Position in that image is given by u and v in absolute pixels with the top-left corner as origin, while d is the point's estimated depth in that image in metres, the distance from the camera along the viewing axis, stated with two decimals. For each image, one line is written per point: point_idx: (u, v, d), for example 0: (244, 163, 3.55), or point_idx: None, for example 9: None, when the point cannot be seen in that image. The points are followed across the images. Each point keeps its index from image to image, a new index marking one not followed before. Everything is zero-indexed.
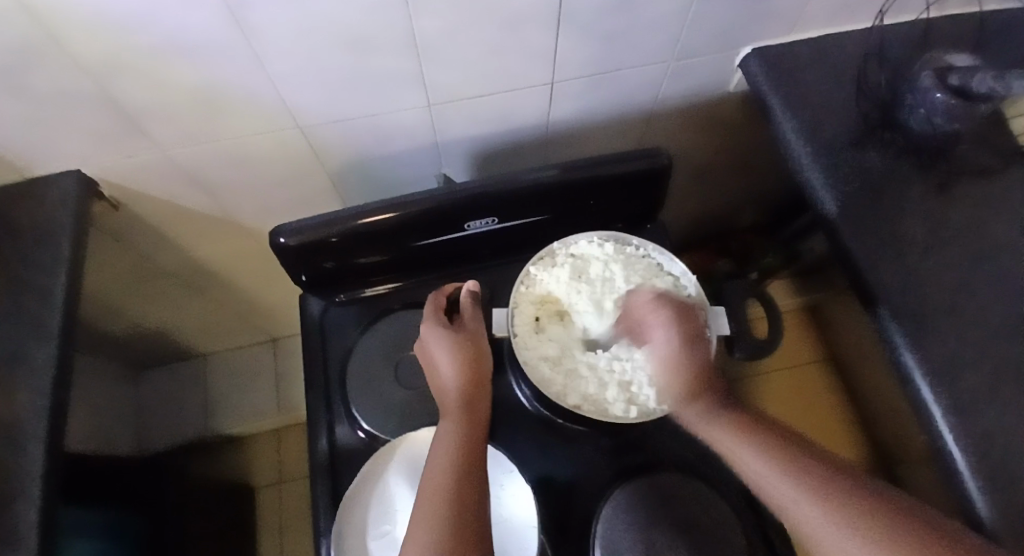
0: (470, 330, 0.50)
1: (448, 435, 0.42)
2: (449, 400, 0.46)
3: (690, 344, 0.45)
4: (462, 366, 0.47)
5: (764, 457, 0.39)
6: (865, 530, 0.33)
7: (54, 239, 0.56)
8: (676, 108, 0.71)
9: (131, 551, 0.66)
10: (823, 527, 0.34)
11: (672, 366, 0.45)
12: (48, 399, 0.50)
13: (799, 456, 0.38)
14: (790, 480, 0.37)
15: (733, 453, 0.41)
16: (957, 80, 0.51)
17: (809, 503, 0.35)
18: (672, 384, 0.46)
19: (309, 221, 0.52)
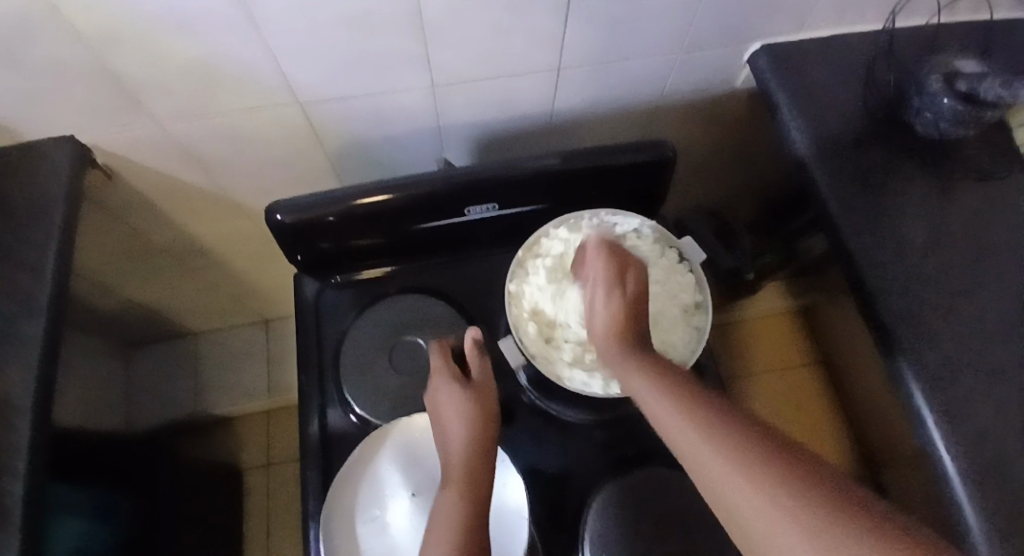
0: (480, 386, 0.49)
1: (449, 507, 0.40)
2: (451, 460, 0.43)
3: (614, 286, 0.47)
4: (472, 429, 0.45)
5: (672, 401, 0.37)
6: (771, 490, 0.28)
7: (46, 210, 0.55)
8: (681, 101, 0.71)
9: (116, 527, 0.65)
10: (737, 490, 0.29)
11: (612, 313, 0.46)
12: (34, 372, 0.49)
13: (724, 420, 0.34)
14: (713, 443, 0.32)
15: (650, 402, 0.38)
16: (964, 87, 0.53)
17: (713, 456, 0.31)
18: (606, 326, 0.46)
19: (307, 200, 0.51)
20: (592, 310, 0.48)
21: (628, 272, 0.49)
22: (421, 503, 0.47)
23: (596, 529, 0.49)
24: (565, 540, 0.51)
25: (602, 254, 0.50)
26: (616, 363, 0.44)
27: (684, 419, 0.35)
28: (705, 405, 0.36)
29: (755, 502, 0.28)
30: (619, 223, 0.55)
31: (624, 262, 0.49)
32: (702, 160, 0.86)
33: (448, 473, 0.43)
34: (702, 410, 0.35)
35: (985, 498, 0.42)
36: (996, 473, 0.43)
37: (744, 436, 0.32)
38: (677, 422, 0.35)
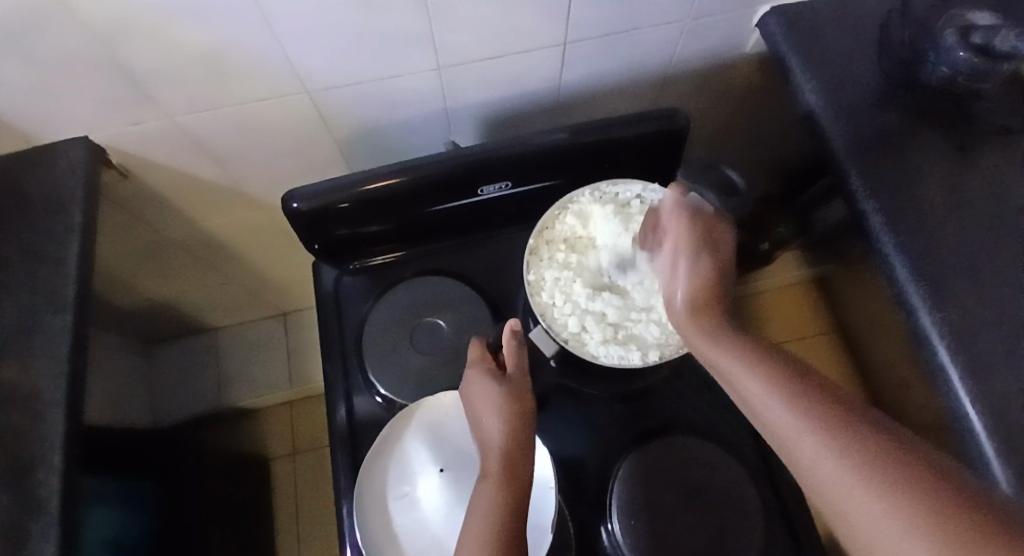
0: (517, 376, 0.47)
1: (487, 500, 0.39)
2: (490, 459, 0.42)
3: (703, 249, 0.41)
4: (508, 420, 0.44)
5: (760, 376, 0.34)
6: (882, 489, 0.26)
7: (66, 209, 0.56)
8: (690, 70, 0.70)
9: (149, 518, 0.67)
10: (841, 483, 0.28)
11: (693, 281, 0.41)
12: (66, 366, 0.50)
13: (820, 400, 0.31)
14: (813, 432, 0.30)
15: (737, 375, 0.36)
16: (980, 39, 0.51)
17: (824, 449, 0.29)
18: (689, 297, 0.40)
19: (322, 186, 0.51)
20: (674, 280, 0.42)
21: (717, 239, 0.42)
22: (450, 478, 0.48)
23: (622, 497, 0.50)
24: (591, 510, 0.52)
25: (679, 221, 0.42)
26: (697, 342, 0.39)
27: (777, 397, 0.33)
28: (796, 377, 0.33)
29: (869, 500, 0.26)
30: (621, 192, 0.54)
31: (710, 229, 0.42)
32: (713, 131, 0.85)
33: (484, 463, 0.42)
34: (800, 387, 0.32)
35: (1012, 454, 0.42)
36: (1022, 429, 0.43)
37: (841, 423, 0.30)
38: (772, 402, 0.33)
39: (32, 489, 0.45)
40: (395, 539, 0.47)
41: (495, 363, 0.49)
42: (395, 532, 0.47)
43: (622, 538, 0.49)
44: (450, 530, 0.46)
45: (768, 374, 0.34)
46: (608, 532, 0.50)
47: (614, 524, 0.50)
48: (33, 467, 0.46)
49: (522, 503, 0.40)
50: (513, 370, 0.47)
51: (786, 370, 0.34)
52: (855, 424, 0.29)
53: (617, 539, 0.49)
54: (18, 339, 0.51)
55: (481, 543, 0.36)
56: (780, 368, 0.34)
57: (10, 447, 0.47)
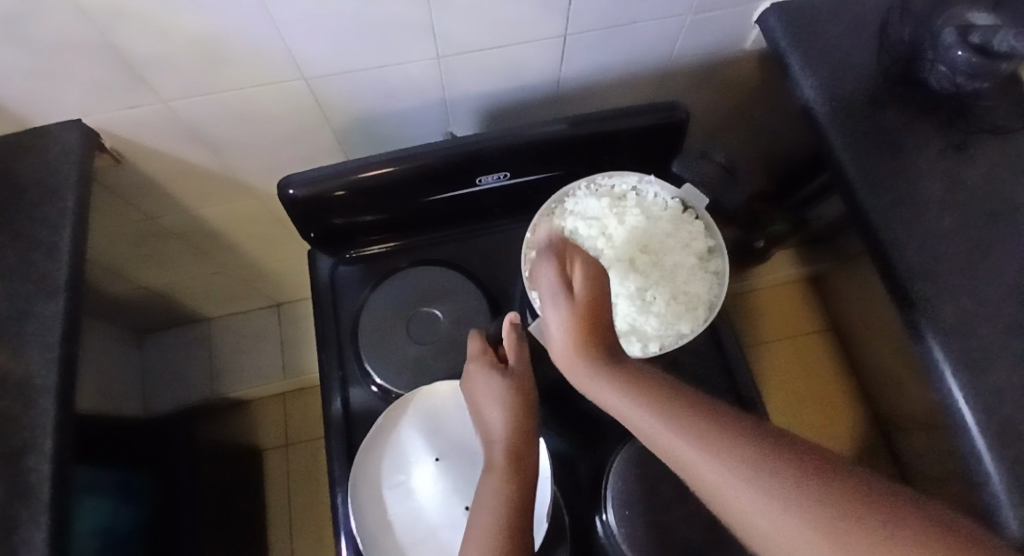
0: (518, 369, 0.47)
1: (491, 496, 0.39)
2: (495, 455, 0.42)
3: (562, 290, 0.41)
4: (513, 415, 0.44)
5: (661, 417, 0.33)
6: (793, 503, 0.26)
7: (59, 194, 0.56)
8: (690, 65, 0.70)
9: (141, 509, 0.66)
10: (777, 517, 0.26)
11: (569, 323, 0.40)
12: (58, 352, 0.50)
13: (717, 427, 0.31)
14: (723, 465, 0.29)
15: (624, 411, 0.35)
16: (978, 38, 0.51)
17: (719, 467, 0.29)
18: (564, 342, 0.40)
19: (320, 172, 0.51)
20: (548, 325, 0.42)
21: (575, 257, 0.43)
22: (445, 467, 0.48)
23: (616, 489, 0.50)
24: (586, 502, 0.52)
25: (548, 263, 0.43)
26: (581, 375, 0.39)
27: (687, 437, 0.31)
28: (688, 413, 0.33)
29: (801, 525, 0.25)
30: (617, 184, 0.55)
31: (565, 252, 0.44)
32: (712, 126, 0.85)
33: (487, 458, 0.42)
34: (696, 423, 0.32)
35: (1003, 449, 0.42)
36: (1014, 425, 0.43)
37: (745, 448, 0.29)
38: (685, 443, 0.31)
39: (22, 475, 0.45)
40: (390, 529, 0.47)
41: (497, 358, 0.49)
42: (390, 521, 0.47)
43: (617, 530, 0.49)
44: (446, 519, 0.46)
45: (671, 415, 0.33)
46: (602, 525, 0.50)
47: (609, 514, 0.50)
48: (22, 454, 0.46)
49: (526, 496, 0.40)
50: (516, 365, 0.47)
51: (682, 405, 0.33)
52: (744, 444, 0.30)
53: (612, 532, 0.49)
54: (9, 324, 0.51)
55: (487, 540, 0.37)
56: (675, 406, 0.33)
57: (0, 434, 0.47)
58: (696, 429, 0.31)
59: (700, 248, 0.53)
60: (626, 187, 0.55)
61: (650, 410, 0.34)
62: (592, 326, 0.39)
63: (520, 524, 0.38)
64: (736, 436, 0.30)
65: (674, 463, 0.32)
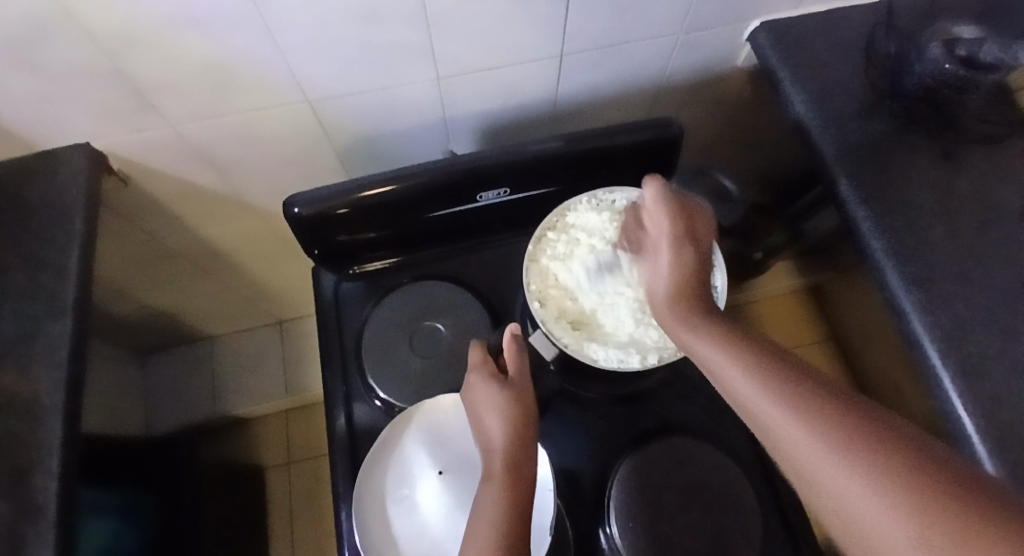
0: (518, 380, 0.47)
1: (492, 503, 0.40)
2: (493, 462, 0.42)
3: (683, 239, 0.43)
4: (512, 423, 0.44)
5: (751, 372, 0.33)
6: (883, 478, 0.24)
7: (68, 215, 0.57)
8: (684, 82, 0.71)
9: (144, 530, 0.66)
10: (840, 474, 0.26)
11: (675, 276, 0.42)
12: (65, 371, 0.50)
13: (846, 410, 0.28)
14: (821, 437, 0.27)
15: (719, 365, 0.36)
16: (964, 51, 0.57)
17: (792, 423, 0.29)
18: (668, 290, 0.42)
19: (323, 191, 0.52)
20: (655, 274, 0.44)
21: (697, 223, 0.45)
22: (449, 480, 0.48)
23: (620, 501, 0.50)
24: (589, 514, 0.52)
25: (664, 206, 0.44)
26: (669, 322, 0.42)
27: (765, 393, 0.31)
28: (789, 376, 0.31)
29: (867, 487, 0.24)
30: (618, 199, 0.56)
31: (691, 214, 0.45)
32: (708, 141, 0.87)
33: (486, 466, 0.43)
34: (794, 387, 0.30)
35: (1003, 454, 0.43)
36: (1012, 430, 0.44)
37: (805, 394, 0.30)
38: (763, 398, 0.31)
39: (29, 494, 0.45)
40: (395, 543, 0.47)
41: (497, 368, 0.49)
42: (395, 536, 0.47)
43: (620, 542, 0.49)
44: (451, 534, 0.46)
45: (757, 368, 0.33)
46: (606, 537, 0.50)
47: (613, 527, 0.50)
48: (30, 472, 0.46)
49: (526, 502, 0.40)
50: (515, 374, 0.47)
51: (767, 358, 0.33)
52: (854, 412, 0.28)
53: (616, 543, 0.49)
54: (17, 343, 0.51)
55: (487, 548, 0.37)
56: (763, 359, 0.33)
57: (8, 453, 0.47)
58: (794, 393, 0.30)
59: (697, 262, 0.54)
60: (626, 202, 0.55)
61: (744, 366, 0.33)
62: (690, 288, 0.42)
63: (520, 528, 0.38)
64: (793, 382, 0.31)
65: (746, 411, 0.33)
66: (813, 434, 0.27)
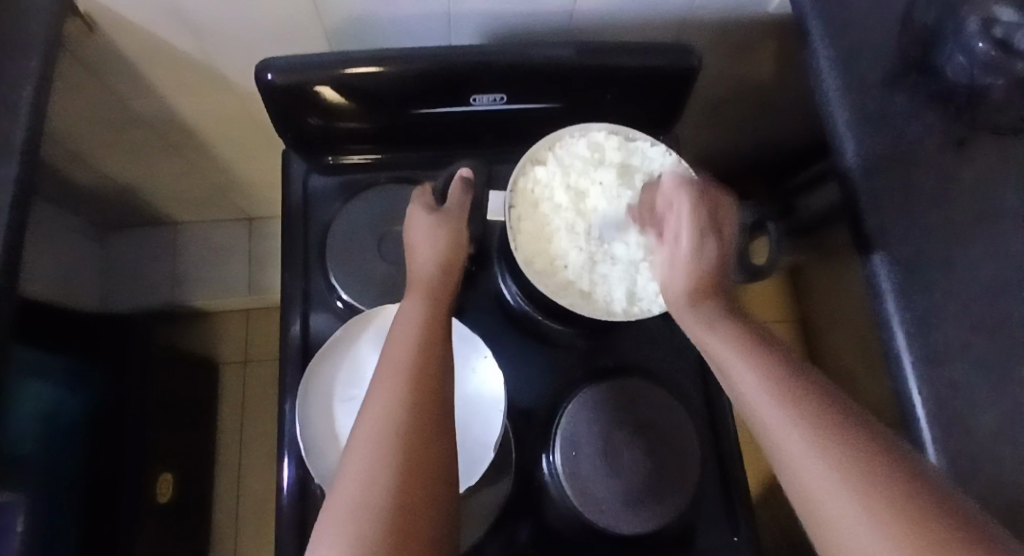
0: (454, 214, 0.46)
1: (374, 415, 0.29)
2: (424, 289, 0.40)
3: (709, 232, 0.38)
4: (759, 361, 0.32)
5: (770, 381, 0.30)
6: (856, 471, 0.24)
7: (23, 51, 0.51)
8: (710, 18, 0.66)
9: (89, 398, 0.65)
10: (773, 422, 0.28)
11: (693, 268, 0.38)
12: (4, 217, 0.46)
13: (841, 419, 0.27)
14: (803, 430, 0.27)
15: (710, 347, 0.35)
16: (1000, 33, 0.49)
17: (767, 402, 0.29)
18: (687, 281, 0.38)
19: (302, 59, 0.47)
20: (671, 264, 0.39)
21: (720, 216, 0.39)
22: None
23: (567, 430, 0.50)
24: (536, 439, 0.53)
25: (689, 199, 0.39)
26: (690, 321, 0.37)
27: (766, 397, 0.29)
28: (787, 372, 0.30)
29: (827, 471, 0.25)
30: (537, 270, 0.49)
31: (716, 203, 0.40)
32: (720, 95, 0.83)
33: (412, 288, 0.40)
34: (783, 374, 0.30)
35: (945, 438, 0.44)
36: (958, 416, 0.45)
37: (820, 403, 0.28)
38: (742, 372, 0.32)
39: None
40: (336, 439, 0.45)
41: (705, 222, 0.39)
42: (337, 432, 0.46)
43: (561, 468, 0.49)
44: None
45: (758, 360, 0.32)
46: (548, 462, 0.50)
47: (555, 454, 0.50)
48: None
49: (438, 436, 0.29)
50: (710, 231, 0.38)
51: (780, 357, 0.32)
52: (820, 397, 0.28)
53: (556, 468, 0.49)
54: None
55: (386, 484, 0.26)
56: (781, 363, 0.31)
57: None
58: (771, 380, 0.30)
59: (592, 167, 0.52)
60: (534, 262, 0.49)
61: (760, 375, 0.31)
62: (710, 282, 0.37)
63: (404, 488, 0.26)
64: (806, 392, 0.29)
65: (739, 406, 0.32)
66: (801, 433, 0.27)
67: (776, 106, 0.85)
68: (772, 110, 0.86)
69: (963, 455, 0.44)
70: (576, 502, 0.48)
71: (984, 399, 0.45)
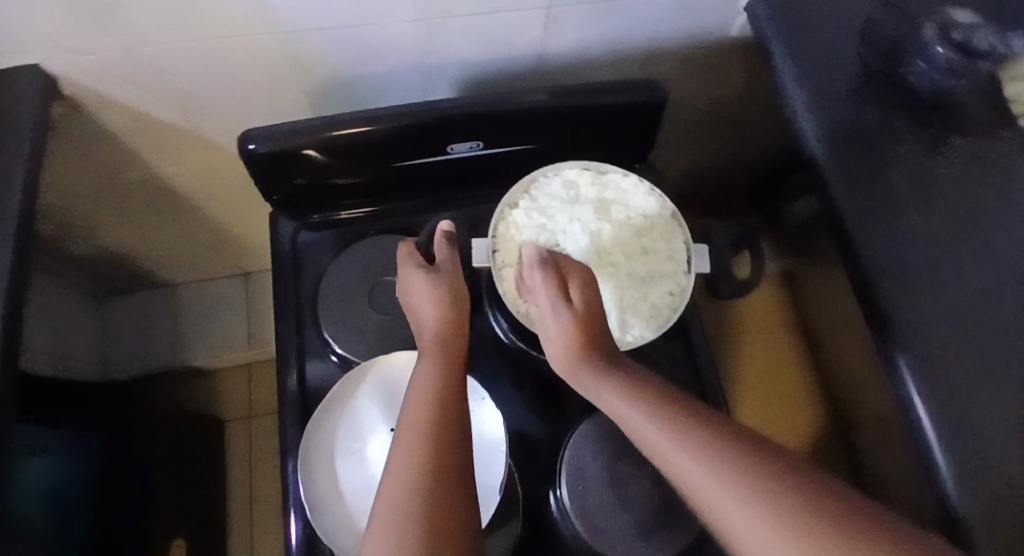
0: (448, 270, 0.48)
1: (395, 488, 0.33)
2: (426, 341, 0.43)
3: (560, 301, 0.42)
4: (675, 423, 0.33)
5: (689, 447, 0.32)
6: (776, 516, 0.27)
7: (11, 138, 0.53)
8: (676, 47, 0.69)
9: (92, 472, 0.65)
10: (713, 490, 0.30)
11: (563, 335, 0.41)
12: (1, 302, 0.47)
13: (772, 470, 0.30)
14: (739, 488, 0.29)
15: (622, 414, 0.36)
16: (959, 36, 0.52)
17: (696, 465, 0.31)
18: (562, 353, 0.41)
19: (283, 128, 0.49)
20: (548, 335, 0.43)
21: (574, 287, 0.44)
22: None
23: (571, 465, 0.50)
24: (541, 477, 0.52)
25: (540, 273, 0.44)
26: (592, 382, 0.39)
27: (693, 461, 0.31)
28: (703, 433, 0.33)
29: (760, 523, 0.28)
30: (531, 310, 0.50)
31: (563, 275, 0.44)
32: (694, 116, 0.85)
33: (424, 351, 0.42)
34: (699, 436, 0.32)
35: (951, 445, 0.44)
36: (961, 420, 0.45)
37: (745, 459, 0.30)
38: (662, 439, 0.33)
39: None
40: (340, 495, 0.46)
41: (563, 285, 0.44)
42: (341, 488, 0.46)
43: (569, 505, 0.49)
44: None
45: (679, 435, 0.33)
46: (556, 499, 0.50)
47: (562, 491, 0.49)
48: None
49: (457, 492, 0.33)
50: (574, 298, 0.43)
51: (709, 424, 0.33)
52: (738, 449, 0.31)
53: (564, 505, 0.49)
54: None
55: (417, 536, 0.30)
56: (697, 426, 0.33)
57: None
58: (699, 441, 0.32)
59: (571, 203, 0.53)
60: (526, 303, 0.51)
61: (694, 450, 0.31)
62: (589, 344, 0.41)
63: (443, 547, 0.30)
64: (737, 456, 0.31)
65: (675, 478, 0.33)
66: (743, 494, 0.29)
67: (751, 121, 0.87)
68: (747, 125, 0.88)
69: (970, 460, 0.43)
70: (587, 539, 0.48)
71: (984, 400, 0.45)
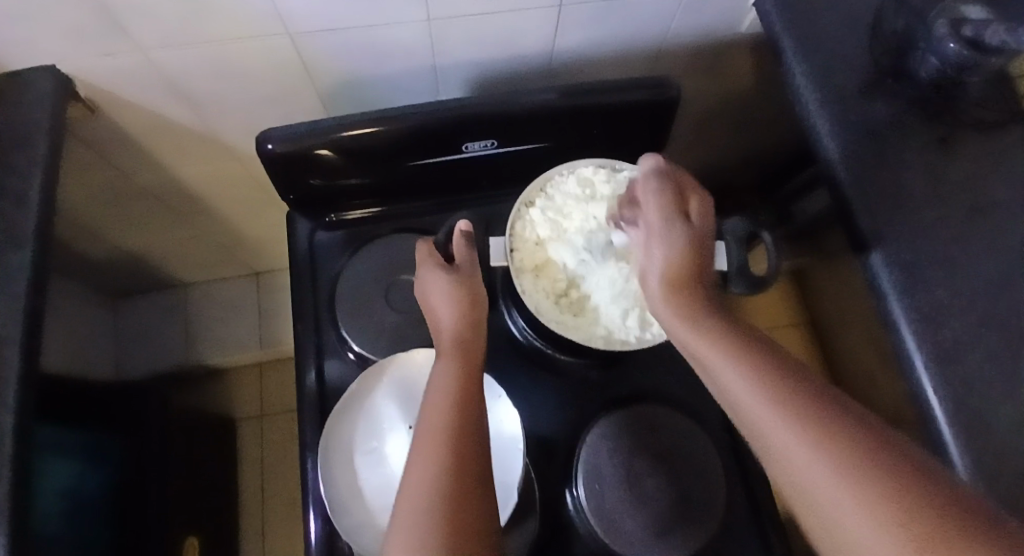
0: (466, 270, 0.48)
1: (417, 484, 0.33)
2: (444, 339, 0.43)
3: (673, 214, 0.41)
4: (760, 375, 0.32)
5: (771, 400, 0.31)
6: (864, 490, 0.25)
7: (31, 141, 0.53)
8: (685, 44, 0.69)
9: (111, 470, 0.65)
10: (789, 444, 0.29)
11: (676, 253, 0.40)
12: (24, 303, 0.48)
13: (865, 444, 0.27)
14: (827, 460, 0.27)
15: (704, 353, 0.36)
16: (971, 31, 0.49)
17: (787, 423, 0.29)
18: (666, 269, 0.40)
19: (299, 129, 0.49)
20: (649, 258, 0.42)
21: (687, 203, 0.42)
22: None
23: (588, 463, 0.50)
24: (558, 474, 0.53)
25: (655, 189, 0.43)
26: (673, 318, 0.38)
27: (778, 411, 0.30)
28: (803, 390, 0.31)
29: (847, 494, 0.26)
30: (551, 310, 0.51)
31: (681, 192, 0.43)
32: (703, 113, 0.85)
33: (440, 350, 0.42)
34: (798, 393, 0.30)
35: (969, 438, 0.44)
36: (979, 414, 0.45)
37: (831, 428, 0.28)
38: (750, 391, 0.32)
39: None
40: (360, 494, 0.46)
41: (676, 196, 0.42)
42: (360, 487, 0.46)
43: (586, 503, 0.49)
44: None
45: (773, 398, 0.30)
46: (572, 497, 0.51)
47: (579, 489, 0.50)
48: None
49: (473, 485, 0.33)
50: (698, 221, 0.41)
51: (759, 357, 0.33)
52: (823, 415, 0.29)
53: (581, 504, 0.49)
54: None
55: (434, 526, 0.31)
56: (787, 384, 0.31)
57: None
58: (785, 401, 0.30)
59: (585, 202, 0.54)
60: (546, 302, 0.52)
61: (786, 412, 0.29)
62: (692, 272, 0.40)
63: (460, 546, 0.30)
64: (837, 422, 0.28)
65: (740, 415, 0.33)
66: (827, 466, 0.27)
67: (759, 118, 0.87)
68: (756, 122, 0.88)
69: (987, 453, 0.44)
70: (603, 537, 0.48)
71: (1001, 393, 0.45)
